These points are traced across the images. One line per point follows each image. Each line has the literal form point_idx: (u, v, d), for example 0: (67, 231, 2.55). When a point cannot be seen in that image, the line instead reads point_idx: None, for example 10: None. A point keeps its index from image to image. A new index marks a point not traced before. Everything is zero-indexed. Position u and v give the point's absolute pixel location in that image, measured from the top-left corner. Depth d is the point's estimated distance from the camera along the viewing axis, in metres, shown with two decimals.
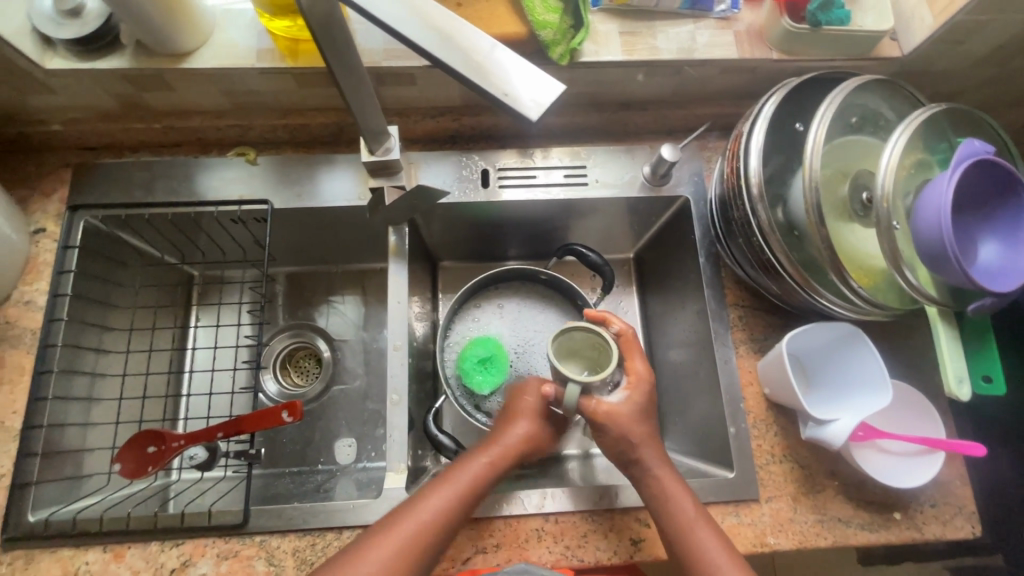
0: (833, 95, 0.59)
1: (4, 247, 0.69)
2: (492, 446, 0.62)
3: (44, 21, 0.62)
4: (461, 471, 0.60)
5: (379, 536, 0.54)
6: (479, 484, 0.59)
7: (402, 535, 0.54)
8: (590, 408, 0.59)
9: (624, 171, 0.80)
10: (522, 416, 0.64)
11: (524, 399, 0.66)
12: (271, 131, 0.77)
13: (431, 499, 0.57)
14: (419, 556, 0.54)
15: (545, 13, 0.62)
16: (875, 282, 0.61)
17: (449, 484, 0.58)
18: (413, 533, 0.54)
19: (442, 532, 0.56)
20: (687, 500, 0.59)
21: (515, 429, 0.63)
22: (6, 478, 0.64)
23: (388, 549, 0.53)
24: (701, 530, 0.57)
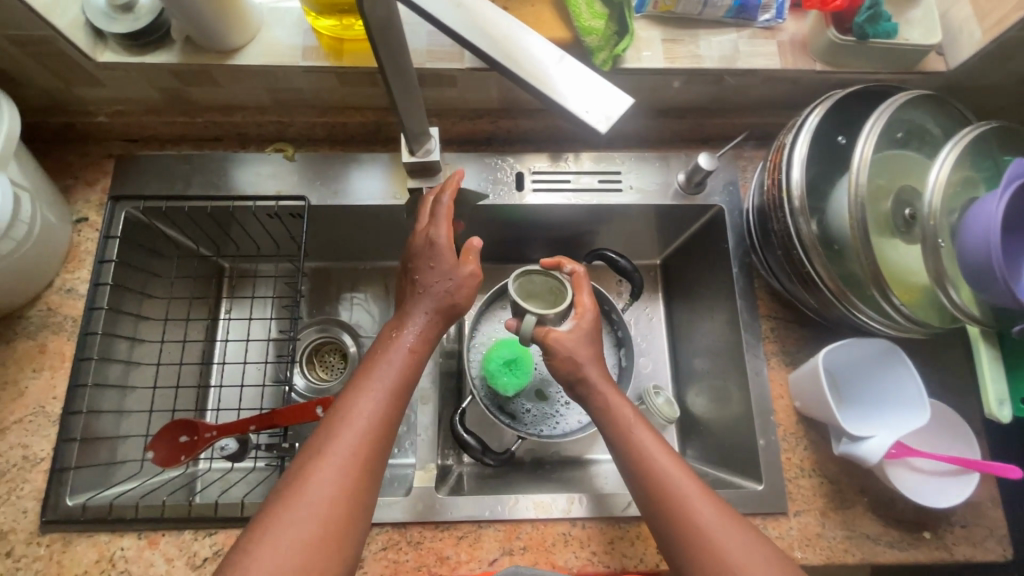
0: (881, 110, 0.59)
1: (49, 235, 0.70)
2: (436, 305, 0.59)
3: (96, 14, 0.62)
4: (396, 341, 0.57)
5: (345, 417, 0.51)
6: (419, 347, 0.57)
7: (367, 413, 0.51)
8: (542, 334, 0.65)
9: (658, 178, 0.80)
10: (433, 258, 0.59)
11: (437, 232, 0.60)
12: (310, 128, 0.78)
13: (382, 373, 0.54)
14: (388, 427, 0.52)
15: (591, 19, 0.62)
16: (916, 299, 0.60)
17: (393, 353, 0.56)
18: (377, 409, 0.52)
19: (399, 400, 0.54)
20: (621, 404, 0.62)
21: (449, 263, 0.59)
22: (45, 462, 0.66)
23: (359, 426, 0.51)
24: (640, 432, 0.59)
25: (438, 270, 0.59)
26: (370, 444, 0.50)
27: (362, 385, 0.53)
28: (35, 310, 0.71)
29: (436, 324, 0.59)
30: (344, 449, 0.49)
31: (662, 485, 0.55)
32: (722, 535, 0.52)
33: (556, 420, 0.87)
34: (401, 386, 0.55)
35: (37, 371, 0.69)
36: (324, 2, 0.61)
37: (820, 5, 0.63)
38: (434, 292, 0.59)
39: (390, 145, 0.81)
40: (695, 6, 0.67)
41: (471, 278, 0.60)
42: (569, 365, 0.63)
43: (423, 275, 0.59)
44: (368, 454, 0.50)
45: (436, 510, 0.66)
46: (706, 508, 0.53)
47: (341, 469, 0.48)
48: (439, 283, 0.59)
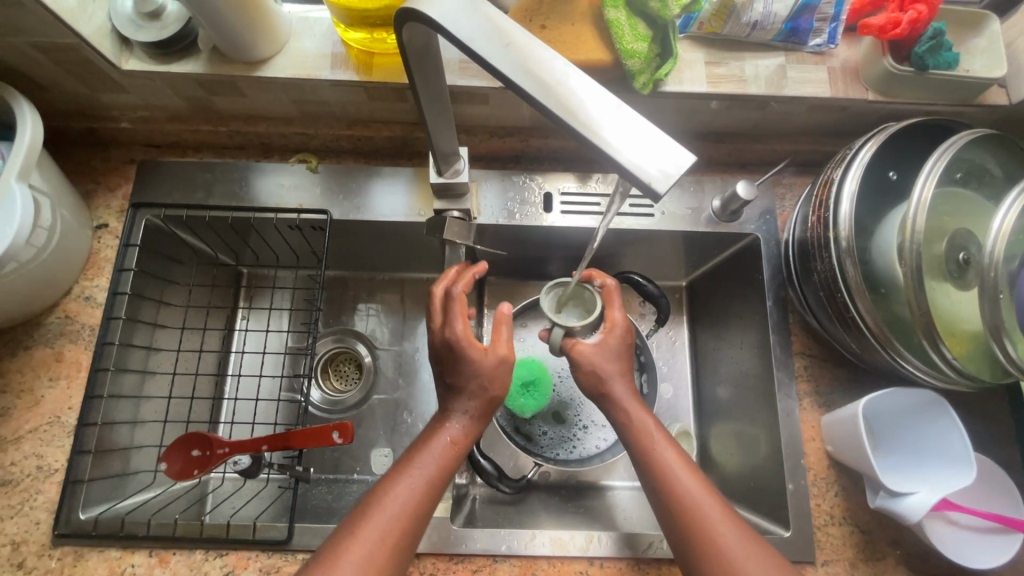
0: (942, 149, 0.55)
1: (69, 242, 0.69)
2: (475, 402, 0.59)
3: (123, 22, 0.61)
4: (439, 433, 0.57)
5: (380, 502, 0.52)
6: (460, 441, 0.57)
7: (402, 499, 0.53)
8: (569, 346, 0.62)
9: (692, 203, 0.77)
10: (465, 355, 0.58)
11: (456, 324, 0.59)
12: (334, 139, 0.76)
13: (423, 461, 0.55)
14: (421, 515, 0.53)
15: (634, 41, 0.59)
16: (967, 350, 0.56)
17: (436, 444, 0.57)
18: (412, 496, 0.53)
19: (437, 488, 0.55)
20: (639, 411, 0.59)
21: (478, 354, 0.58)
22: (59, 474, 0.65)
23: (393, 512, 0.52)
24: (663, 447, 0.57)
25: (470, 367, 0.58)
26: (401, 529, 0.51)
27: (400, 473, 0.54)
28: (53, 317, 0.70)
29: (478, 421, 0.59)
30: (375, 534, 0.50)
31: (680, 499, 0.53)
32: (742, 559, 0.50)
33: (574, 443, 0.86)
34: (440, 478, 0.55)
35: (53, 380, 0.68)
36: (354, 15, 0.59)
37: (878, 33, 0.60)
38: (470, 389, 0.58)
39: (415, 159, 0.79)
40: (743, 29, 0.63)
41: (504, 366, 0.59)
42: (590, 380, 0.61)
43: (456, 374, 0.59)
44: (398, 540, 0.51)
45: (450, 542, 0.65)
46: (726, 526, 0.51)
47: (370, 554, 0.49)
48: (475, 377, 0.58)
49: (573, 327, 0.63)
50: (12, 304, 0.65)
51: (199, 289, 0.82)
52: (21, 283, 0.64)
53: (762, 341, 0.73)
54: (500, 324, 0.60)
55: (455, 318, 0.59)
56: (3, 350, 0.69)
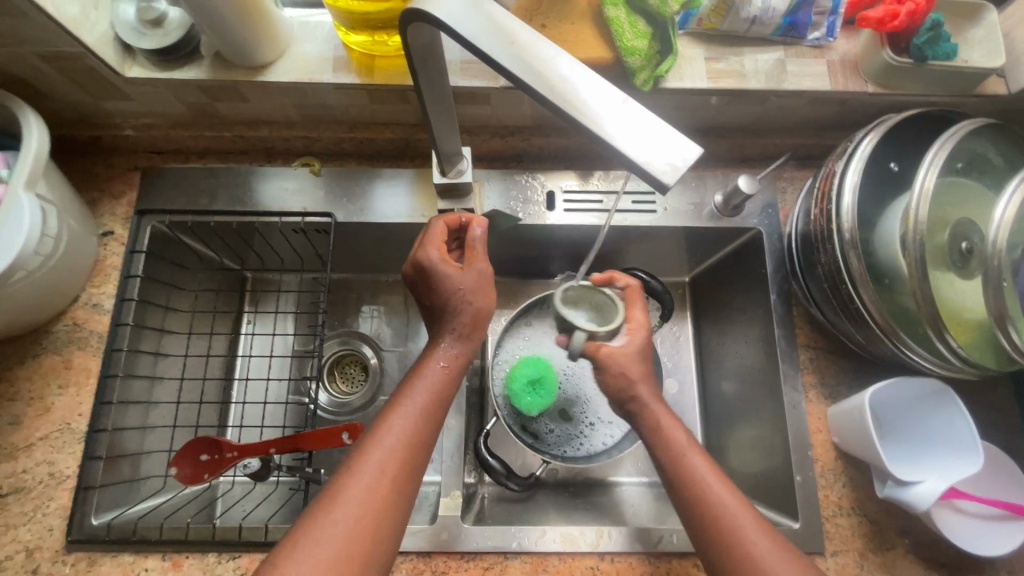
0: (942, 139, 0.56)
1: (76, 251, 0.69)
2: (460, 319, 0.59)
3: (126, 30, 0.62)
4: (429, 360, 0.59)
5: (378, 433, 0.53)
6: (451, 365, 0.59)
7: (399, 428, 0.54)
8: (592, 349, 0.62)
9: (695, 198, 0.77)
10: (444, 278, 0.59)
11: (432, 252, 0.59)
12: (337, 143, 0.76)
13: (416, 390, 0.56)
14: (420, 442, 0.54)
15: (635, 38, 0.59)
16: (971, 339, 0.57)
17: (428, 371, 0.58)
18: (409, 424, 0.54)
19: (434, 414, 0.56)
20: (654, 398, 0.61)
21: (454, 271, 0.59)
22: (70, 480, 0.66)
23: (391, 441, 0.53)
24: (693, 457, 0.56)
25: (448, 286, 0.59)
26: (401, 456, 0.52)
27: (395, 404, 0.56)
28: (61, 325, 0.71)
29: (466, 341, 0.60)
30: (376, 463, 0.51)
31: (696, 486, 0.55)
32: (750, 531, 0.52)
33: (580, 440, 0.85)
34: (434, 404, 0.57)
35: (63, 388, 0.69)
36: (355, 18, 0.59)
37: (876, 25, 0.60)
38: (455, 309, 0.59)
39: (417, 160, 0.79)
40: (742, 24, 0.64)
41: (484, 277, 0.60)
42: (617, 374, 0.60)
43: (434, 296, 0.60)
44: (399, 467, 0.52)
45: (461, 540, 0.65)
46: (738, 511, 0.53)
47: (375, 479, 0.50)
48: (454, 294, 0.59)
49: (595, 330, 0.62)
50: (21, 313, 0.65)
51: (204, 294, 0.82)
52: (30, 291, 0.64)
53: (767, 335, 0.73)
54: (473, 240, 0.61)
55: (433, 250, 0.60)
56: (12, 358, 0.69)
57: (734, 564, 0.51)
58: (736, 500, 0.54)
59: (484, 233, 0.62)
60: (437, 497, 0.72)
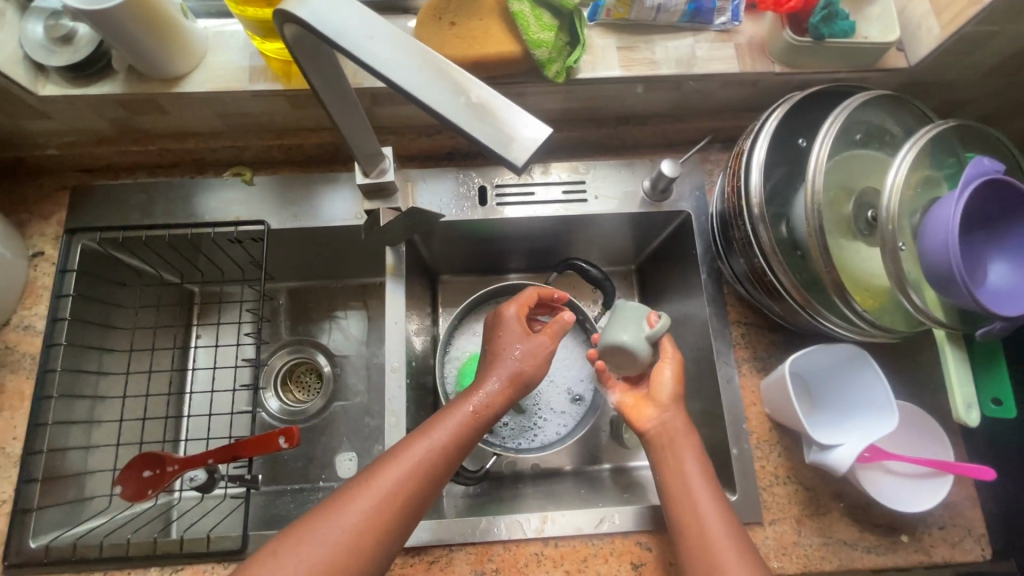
0: (837, 112, 0.58)
1: (3, 273, 0.69)
2: (504, 369, 0.62)
3: (35, 48, 0.61)
4: (467, 399, 0.60)
5: (399, 455, 0.54)
6: (483, 412, 0.59)
7: (417, 457, 0.54)
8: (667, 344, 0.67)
9: (624, 185, 0.79)
10: (510, 331, 0.65)
11: (511, 309, 0.67)
12: (267, 151, 0.77)
13: (445, 423, 0.57)
14: (431, 479, 0.54)
15: (540, 31, 0.61)
16: (879, 303, 0.59)
17: (461, 409, 0.59)
18: (428, 456, 0.55)
19: (454, 454, 0.57)
20: (677, 414, 0.62)
21: (522, 333, 0.65)
22: (7, 504, 0.65)
23: (408, 467, 0.54)
24: (691, 478, 0.57)
25: (511, 341, 0.65)
26: (411, 486, 0.53)
27: (422, 432, 0.57)
28: None
29: (507, 394, 0.61)
30: (386, 485, 0.52)
31: (684, 500, 0.56)
32: (721, 545, 0.53)
33: (534, 432, 0.86)
34: (456, 444, 0.57)
35: None
36: (266, 25, 0.60)
37: (774, 7, 0.63)
38: (510, 360, 0.63)
39: (350, 164, 0.80)
40: (648, 13, 0.66)
41: (542, 349, 0.64)
42: (670, 391, 0.63)
43: (494, 343, 0.65)
44: (407, 496, 0.52)
45: (407, 536, 0.65)
46: (720, 528, 0.54)
47: (381, 502, 0.51)
48: (510, 348, 0.64)
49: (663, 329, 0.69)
50: None
51: (145, 310, 0.82)
52: None
53: (700, 314, 0.75)
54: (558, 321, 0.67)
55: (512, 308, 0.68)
56: None
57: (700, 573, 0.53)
58: (720, 518, 0.55)
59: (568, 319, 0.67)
60: None
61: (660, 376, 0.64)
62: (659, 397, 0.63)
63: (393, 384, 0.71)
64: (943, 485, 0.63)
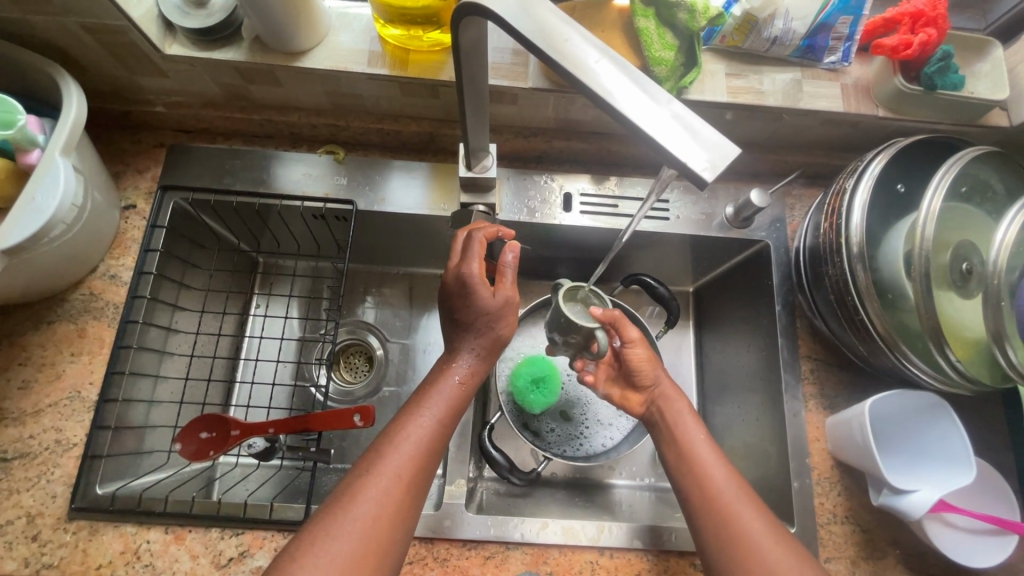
0: (949, 164, 0.58)
1: (100, 222, 0.70)
2: (480, 339, 0.61)
3: (169, 8, 0.63)
4: (446, 374, 0.60)
5: (395, 439, 0.54)
6: (469, 378, 0.60)
7: (415, 438, 0.55)
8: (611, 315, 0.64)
9: (706, 208, 0.79)
10: (468, 287, 0.60)
11: (472, 265, 0.60)
12: (364, 132, 0.78)
13: (432, 400, 0.58)
14: (431, 454, 0.55)
15: (661, 50, 0.62)
16: (970, 354, 0.59)
17: (443, 385, 0.59)
18: (424, 435, 0.55)
19: (447, 427, 0.58)
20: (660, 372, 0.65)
21: (487, 294, 0.60)
22: (77, 448, 0.66)
23: (406, 448, 0.54)
24: (691, 429, 0.60)
25: (475, 305, 0.60)
26: (415, 467, 0.54)
27: (409, 415, 0.57)
28: (78, 294, 0.71)
29: (482, 359, 0.61)
30: (391, 470, 0.52)
31: (701, 473, 0.57)
32: (736, 505, 0.54)
33: (581, 441, 0.86)
34: (449, 416, 0.58)
35: (75, 355, 0.69)
36: (396, 12, 0.61)
37: (890, 53, 0.63)
38: (478, 327, 0.61)
39: (440, 155, 0.81)
40: (763, 43, 0.67)
41: (509, 305, 0.61)
42: (646, 372, 0.64)
43: (464, 312, 0.60)
44: (413, 475, 0.53)
45: (464, 528, 0.66)
46: (740, 499, 0.54)
47: (387, 488, 0.51)
48: (481, 315, 0.60)
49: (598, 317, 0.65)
50: (43, 277, 0.66)
51: (218, 274, 0.83)
52: (52, 258, 0.65)
53: (770, 344, 0.75)
54: (504, 266, 0.61)
55: (473, 245, 0.61)
56: (26, 324, 0.69)
57: (727, 543, 0.52)
58: (737, 488, 0.55)
59: (516, 261, 0.61)
60: (438, 487, 0.74)
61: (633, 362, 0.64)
62: (644, 381, 0.64)
63: None
64: (1002, 553, 0.62)
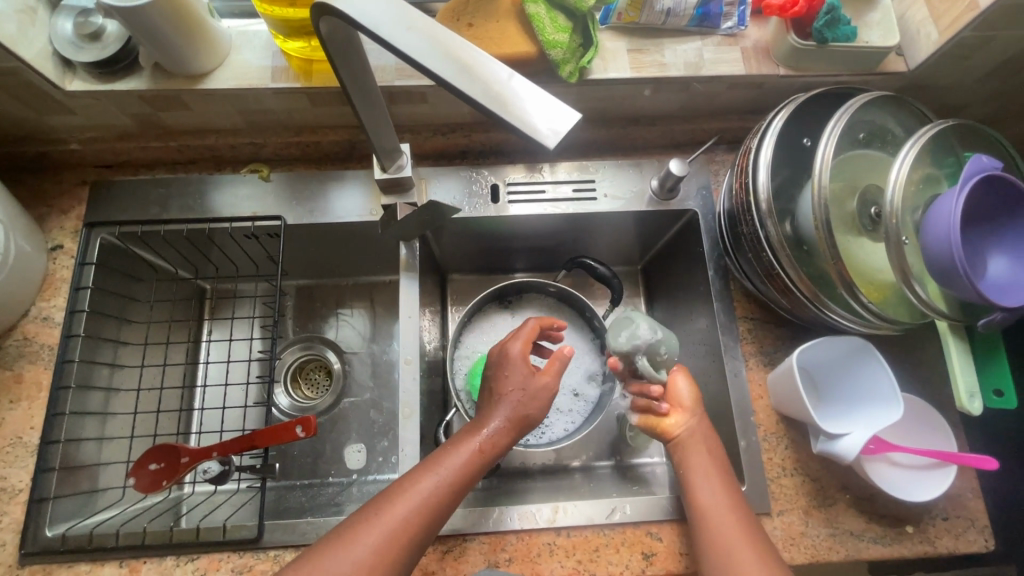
0: (841, 112, 0.60)
1: (24, 266, 0.70)
2: (512, 409, 0.59)
3: (64, 44, 0.64)
4: (472, 436, 0.58)
5: (407, 488, 0.54)
6: (488, 448, 0.57)
7: (424, 493, 0.54)
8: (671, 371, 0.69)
9: (632, 184, 0.80)
10: (511, 364, 0.61)
11: (516, 345, 0.62)
12: (285, 147, 0.78)
13: (452, 458, 0.56)
14: (437, 514, 0.54)
15: (555, 32, 0.63)
16: (884, 296, 0.60)
17: (467, 446, 0.57)
18: (434, 493, 0.54)
19: (459, 490, 0.56)
20: (697, 415, 0.66)
21: (526, 374, 0.61)
22: (24, 493, 0.65)
23: (414, 501, 0.53)
24: (700, 462, 0.62)
25: (513, 377, 0.61)
26: (417, 523, 0.52)
27: (428, 467, 0.56)
28: (11, 340, 0.71)
29: (509, 430, 0.59)
30: (394, 522, 0.52)
31: (700, 501, 0.60)
32: (733, 538, 0.56)
33: (541, 429, 0.85)
34: (465, 480, 0.56)
35: (14, 402, 0.69)
36: (290, 25, 0.62)
37: (779, 12, 0.65)
38: (512, 396, 0.60)
39: (366, 161, 0.82)
40: (658, 17, 0.68)
41: (545, 390, 0.61)
42: (688, 403, 0.67)
43: (500, 380, 0.60)
44: (416, 532, 0.52)
45: None
46: (736, 528, 0.57)
47: (384, 540, 0.51)
48: (517, 387, 0.60)
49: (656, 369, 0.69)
50: None
51: (159, 304, 0.83)
52: None
53: (708, 309, 0.76)
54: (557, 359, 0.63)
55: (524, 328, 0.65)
56: None
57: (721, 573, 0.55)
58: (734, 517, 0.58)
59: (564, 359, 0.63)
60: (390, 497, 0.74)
61: (671, 387, 0.68)
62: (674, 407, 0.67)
63: (407, 376, 0.72)
64: (923, 495, 0.63)
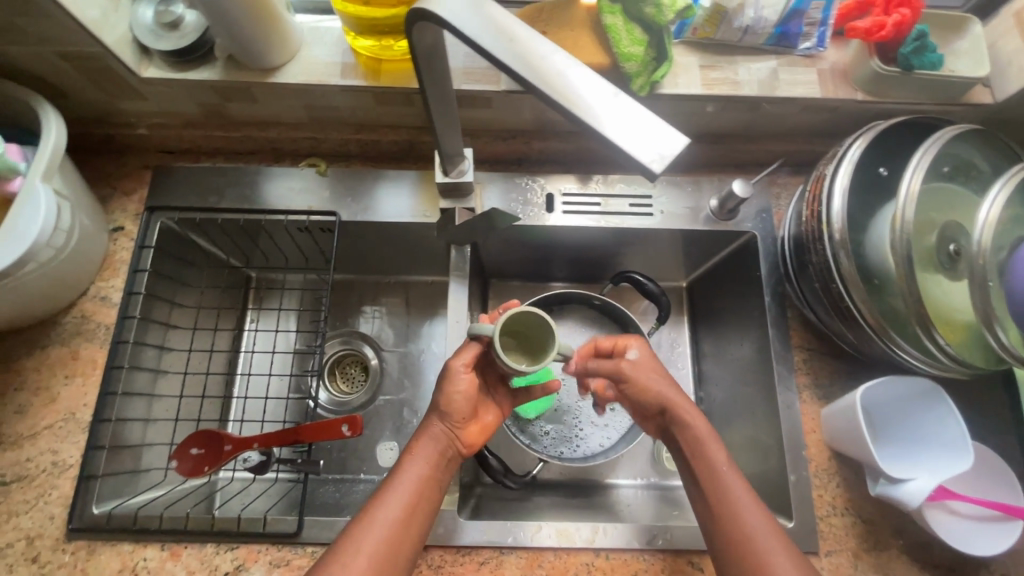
0: (927, 144, 0.57)
1: (88, 246, 0.71)
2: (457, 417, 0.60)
3: (144, 32, 0.65)
4: (419, 440, 0.59)
5: (380, 499, 0.55)
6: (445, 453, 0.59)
7: (398, 500, 0.55)
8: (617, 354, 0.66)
9: (691, 202, 0.79)
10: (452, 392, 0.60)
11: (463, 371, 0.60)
12: (343, 143, 0.79)
13: (411, 462, 0.58)
14: (418, 516, 0.56)
15: (630, 45, 0.62)
16: (959, 338, 0.58)
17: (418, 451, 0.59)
18: (407, 497, 0.56)
19: (432, 493, 0.58)
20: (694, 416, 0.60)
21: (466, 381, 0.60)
22: (74, 469, 0.67)
23: (391, 508, 0.55)
24: (728, 477, 0.56)
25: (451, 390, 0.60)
26: (402, 528, 0.54)
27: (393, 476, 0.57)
28: (70, 317, 0.73)
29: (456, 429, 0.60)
30: (379, 530, 0.53)
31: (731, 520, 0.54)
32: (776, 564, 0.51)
33: (577, 442, 0.84)
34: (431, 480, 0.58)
35: (69, 378, 0.70)
36: (366, 23, 0.62)
37: (864, 36, 0.62)
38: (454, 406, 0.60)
39: (422, 162, 0.82)
40: (735, 33, 0.67)
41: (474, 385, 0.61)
42: (652, 402, 0.63)
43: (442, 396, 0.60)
44: (405, 535, 0.54)
45: (457, 534, 0.65)
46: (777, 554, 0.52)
47: (377, 549, 0.52)
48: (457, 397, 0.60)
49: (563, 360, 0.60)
50: (34, 304, 0.67)
51: (209, 291, 0.84)
52: (40, 283, 0.66)
53: (762, 335, 0.74)
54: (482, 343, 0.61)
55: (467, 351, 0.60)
56: (20, 349, 0.71)
57: None
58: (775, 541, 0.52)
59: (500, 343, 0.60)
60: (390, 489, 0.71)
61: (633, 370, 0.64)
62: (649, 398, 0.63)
63: None
64: (987, 550, 0.59)
